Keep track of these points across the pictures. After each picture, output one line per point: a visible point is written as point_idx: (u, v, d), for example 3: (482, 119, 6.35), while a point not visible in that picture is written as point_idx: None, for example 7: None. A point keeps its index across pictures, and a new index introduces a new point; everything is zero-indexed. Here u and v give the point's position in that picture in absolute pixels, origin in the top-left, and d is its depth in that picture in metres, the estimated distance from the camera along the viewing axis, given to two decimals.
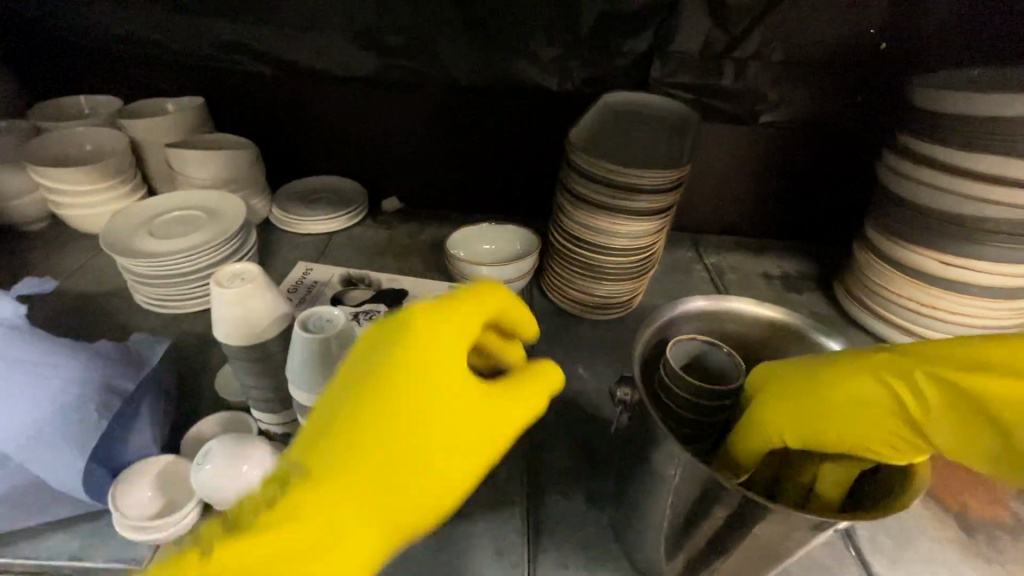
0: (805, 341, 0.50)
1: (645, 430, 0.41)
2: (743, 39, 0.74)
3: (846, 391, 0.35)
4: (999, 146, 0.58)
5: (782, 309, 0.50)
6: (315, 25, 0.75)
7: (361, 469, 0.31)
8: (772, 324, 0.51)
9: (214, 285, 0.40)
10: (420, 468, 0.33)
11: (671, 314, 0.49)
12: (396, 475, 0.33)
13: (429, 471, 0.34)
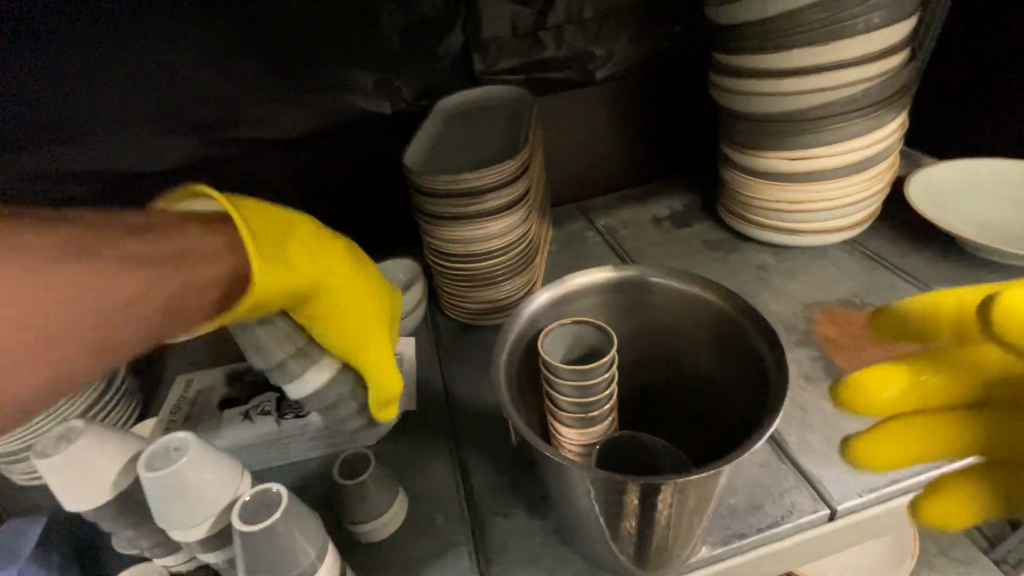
0: (670, 287, 0.51)
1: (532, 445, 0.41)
2: (548, 7, 0.74)
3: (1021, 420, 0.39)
4: (794, 40, 0.60)
5: (636, 266, 0.52)
6: (115, 128, 0.70)
7: (305, 268, 0.45)
8: (637, 282, 0.52)
9: (34, 459, 0.37)
10: (319, 260, 0.48)
11: (526, 311, 0.49)
12: (294, 257, 0.45)
13: (296, 243, 0.46)
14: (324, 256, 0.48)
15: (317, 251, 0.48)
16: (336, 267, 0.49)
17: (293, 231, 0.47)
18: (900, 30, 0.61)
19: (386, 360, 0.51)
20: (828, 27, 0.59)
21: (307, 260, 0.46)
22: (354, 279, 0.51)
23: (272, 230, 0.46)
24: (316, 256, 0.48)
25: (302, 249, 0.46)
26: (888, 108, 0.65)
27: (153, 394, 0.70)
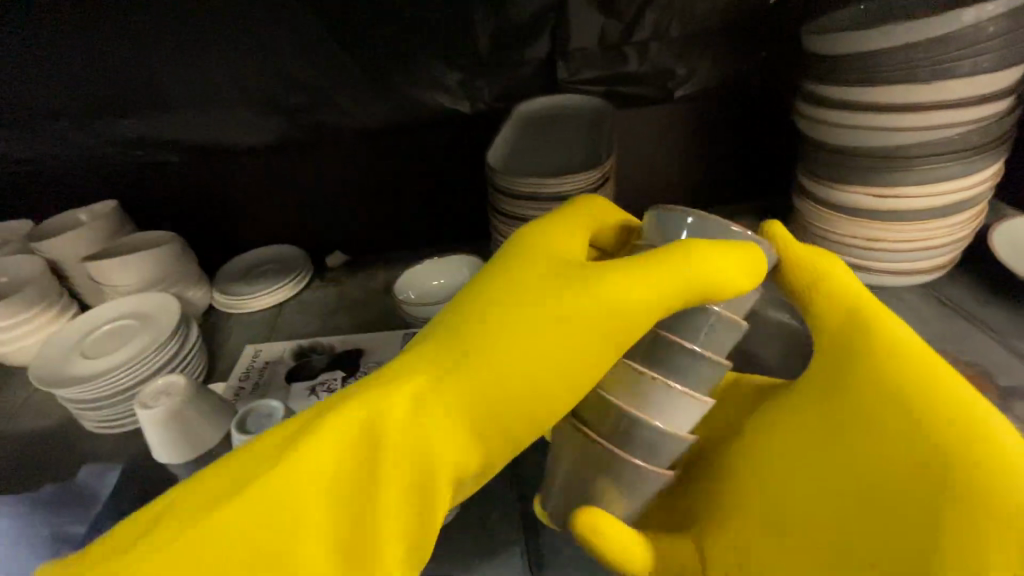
0: None
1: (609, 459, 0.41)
2: (637, 22, 0.74)
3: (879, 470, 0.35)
4: (892, 76, 0.59)
5: None
6: (213, 103, 0.74)
7: (415, 444, 0.35)
8: None
9: (139, 408, 0.40)
10: (540, 376, 0.36)
11: None
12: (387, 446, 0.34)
13: (490, 324, 0.37)
14: (525, 279, 0.40)
15: (519, 290, 0.39)
16: (583, 304, 0.37)
17: (495, 300, 0.39)
18: (1008, 76, 0.59)
19: (705, 265, 0.36)
20: (932, 66, 0.58)
21: (556, 347, 0.36)
22: (606, 284, 0.37)
23: (378, 407, 0.35)
24: (532, 303, 0.38)
25: (509, 331, 0.37)
26: (982, 155, 0.63)
27: (217, 359, 0.73)
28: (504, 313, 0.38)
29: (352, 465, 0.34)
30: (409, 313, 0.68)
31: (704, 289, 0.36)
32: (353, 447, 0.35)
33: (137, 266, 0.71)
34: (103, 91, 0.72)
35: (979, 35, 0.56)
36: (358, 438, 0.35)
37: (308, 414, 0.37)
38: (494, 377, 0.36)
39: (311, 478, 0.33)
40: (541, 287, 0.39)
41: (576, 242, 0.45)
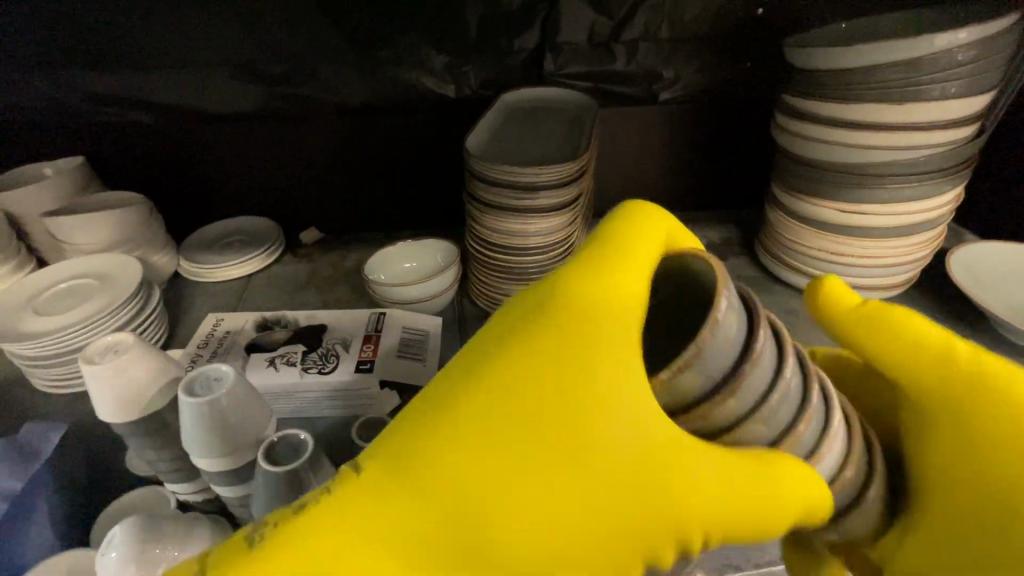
0: None
1: None
2: (627, 21, 0.75)
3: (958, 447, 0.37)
4: (865, 95, 0.61)
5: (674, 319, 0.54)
6: (190, 64, 0.72)
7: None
8: None
9: (82, 364, 0.39)
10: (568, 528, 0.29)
11: None
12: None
13: (489, 414, 0.30)
14: (532, 394, 0.30)
15: (524, 379, 0.31)
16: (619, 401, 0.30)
17: (486, 392, 0.31)
18: (973, 105, 0.61)
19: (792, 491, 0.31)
20: (904, 88, 0.59)
21: (594, 485, 0.29)
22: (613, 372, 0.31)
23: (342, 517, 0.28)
24: (539, 401, 0.30)
25: (455, 484, 0.29)
26: (944, 179, 0.66)
27: (179, 326, 0.72)
28: (471, 438, 0.29)
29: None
30: (377, 292, 0.68)
31: (816, 496, 0.32)
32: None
33: (99, 225, 0.69)
34: (68, 43, 0.69)
35: (950, 61, 0.58)
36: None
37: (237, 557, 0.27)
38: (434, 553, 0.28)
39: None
40: (548, 376, 0.31)
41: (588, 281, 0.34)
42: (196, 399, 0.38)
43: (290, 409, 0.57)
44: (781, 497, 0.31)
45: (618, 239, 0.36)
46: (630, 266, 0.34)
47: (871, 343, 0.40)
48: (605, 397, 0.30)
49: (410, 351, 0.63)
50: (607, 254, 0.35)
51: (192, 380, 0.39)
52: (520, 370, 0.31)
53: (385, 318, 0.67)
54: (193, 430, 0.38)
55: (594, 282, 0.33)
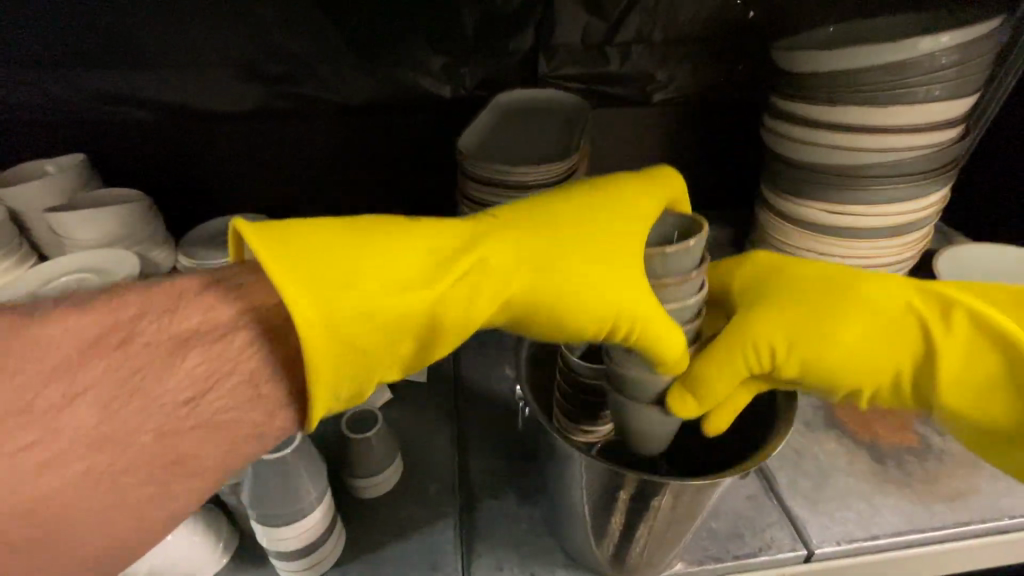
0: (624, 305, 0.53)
1: (553, 447, 0.44)
2: (621, 23, 0.76)
3: (890, 352, 0.45)
4: (852, 97, 0.62)
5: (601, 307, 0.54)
6: (191, 63, 0.74)
7: (394, 300, 0.36)
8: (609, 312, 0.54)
9: None
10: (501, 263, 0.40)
11: None
12: (358, 313, 0.35)
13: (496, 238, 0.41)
14: (529, 240, 0.41)
15: (551, 219, 0.43)
16: (601, 246, 0.42)
17: (514, 224, 0.42)
18: (958, 108, 0.62)
19: (649, 317, 0.41)
20: (890, 91, 0.60)
21: (556, 233, 0.42)
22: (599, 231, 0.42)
23: (376, 249, 0.37)
24: (546, 229, 0.42)
25: (465, 261, 0.39)
26: (930, 180, 0.67)
27: None
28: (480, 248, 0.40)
29: (340, 325, 0.34)
30: None
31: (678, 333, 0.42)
32: (321, 291, 0.34)
33: (99, 221, 0.70)
34: (70, 41, 0.70)
35: (935, 64, 0.59)
36: (344, 225, 0.38)
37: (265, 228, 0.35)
38: (457, 309, 0.38)
39: (300, 259, 0.35)
40: (529, 225, 0.42)
41: (616, 208, 0.44)
42: None
43: None
44: (668, 330, 0.42)
45: (626, 188, 0.45)
46: (629, 215, 0.44)
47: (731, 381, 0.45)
48: (604, 238, 0.42)
49: None
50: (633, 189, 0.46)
51: None
52: (534, 215, 0.43)
53: None
54: None
55: (630, 197, 0.45)
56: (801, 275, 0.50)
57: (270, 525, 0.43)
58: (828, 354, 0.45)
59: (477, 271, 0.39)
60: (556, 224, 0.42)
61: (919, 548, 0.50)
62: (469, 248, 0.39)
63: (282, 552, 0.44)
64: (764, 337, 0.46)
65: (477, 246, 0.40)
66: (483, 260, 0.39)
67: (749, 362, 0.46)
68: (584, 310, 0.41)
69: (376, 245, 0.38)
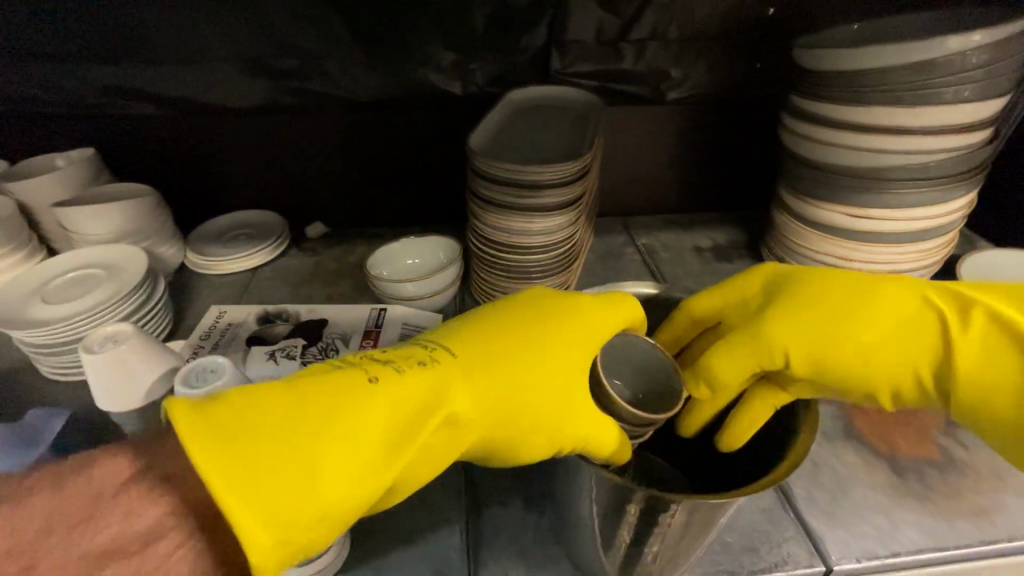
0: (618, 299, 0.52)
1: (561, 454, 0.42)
2: (636, 20, 0.74)
3: (905, 348, 0.43)
4: (876, 97, 0.60)
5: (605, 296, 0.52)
6: (199, 58, 0.73)
7: (352, 465, 0.33)
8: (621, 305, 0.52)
9: (83, 352, 0.40)
10: (460, 396, 0.38)
11: None
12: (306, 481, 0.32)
13: (450, 378, 0.39)
14: (479, 379, 0.39)
15: (505, 356, 0.42)
16: (558, 385, 0.41)
17: (467, 356, 0.41)
18: (986, 109, 0.60)
19: (594, 431, 0.41)
20: (916, 91, 0.58)
21: (511, 373, 0.40)
22: (547, 359, 0.42)
23: (318, 412, 0.34)
24: (501, 367, 0.41)
25: (419, 410, 0.36)
26: (955, 184, 0.64)
27: (185, 317, 0.73)
28: (436, 392, 0.37)
29: (294, 496, 0.31)
30: (379, 288, 0.68)
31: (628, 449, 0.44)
32: (256, 474, 0.31)
33: (107, 216, 0.70)
34: (78, 35, 0.69)
35: (964, 64, 0.57)
36: (286, 388, 0.35)
37: (185, 411, 0.32)
38: (420, 460, 0.36)
39: (246, 434, 0.32)
40: (481, 360, 0.41)
41: (569, 342, 0.44)
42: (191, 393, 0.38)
43: None
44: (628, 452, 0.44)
45: (585, 310, 0.46)
46: (577, 344, 0.44)
47: (728, 372, 0.46)
48: (559, 372, 0.42)
49: None
50: (590, 311, 0.46)
51: (193, 368, 0.40)
52: (484, 350, 0.42)
53: (386, 314, 0.67)
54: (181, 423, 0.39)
55: (584, 330, 0.45)
56: (814, 282, 0.48)
57: None
58: (847, 353, 0.43)
59: (445, 422, 0.37)
60: (508, 360, 0.41)
61: (941, 566, 0.48)
62: (418, 392, 0.37)
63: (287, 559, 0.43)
64: (781, 338, 0.44)
65: (431, 391, 0.37)
66: (440, 405, 0.37)
67: (766, 360, 0.45)
68: (545, 438, 0.40)
69: (320, 404, 0.35)
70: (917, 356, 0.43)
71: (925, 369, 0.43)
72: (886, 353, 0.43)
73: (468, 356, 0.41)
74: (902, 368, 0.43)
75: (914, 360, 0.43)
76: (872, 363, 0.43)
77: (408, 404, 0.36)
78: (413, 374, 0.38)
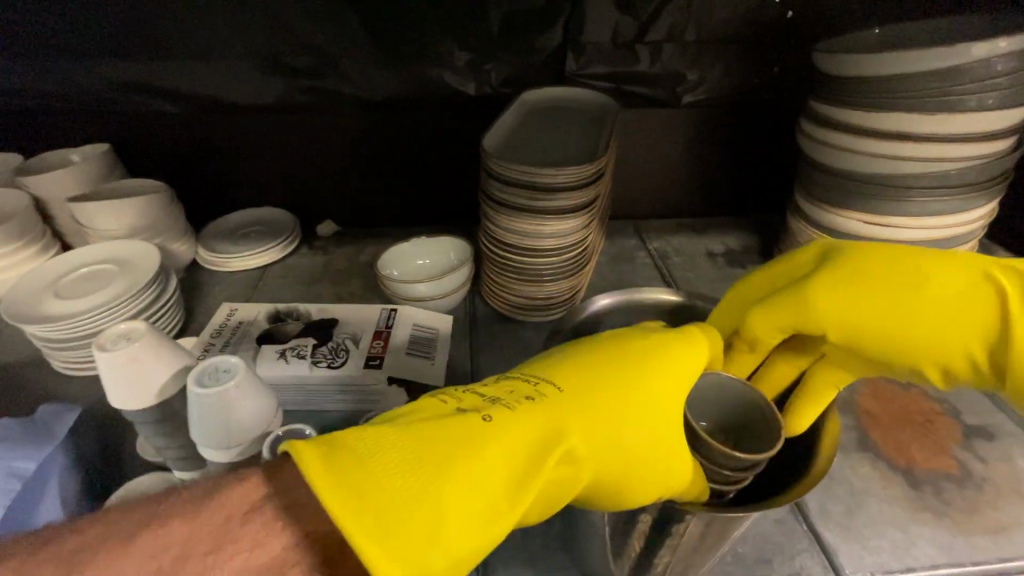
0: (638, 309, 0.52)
1: None
2: (652, 22, 0.73)
3: (961, 326, 0.39)
4: (898, 103, 0.59)
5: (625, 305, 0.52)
6: (214, 55, 0.73)
7: (472, 537, 0.29)
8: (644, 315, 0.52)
9: (95, 349, 0.40)
10: (570, 446, 0.34)
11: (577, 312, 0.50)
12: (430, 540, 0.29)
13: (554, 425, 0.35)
14: (583, 421, 0.36)
15: (602, 398, 0.37)
16: (661, 427, 0.37)
17: (563, 398, 0.37)
18: (1011, 118, 0.59)
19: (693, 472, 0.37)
20: (939, 97, 0.57)
21: (609, 417, 0.36)
22: (651, 396, 0.38)
23: (447, 467, 0.31)
24: (597, 405, 0.37)
25: (536, 463, 0.33)
26: (976, 193, 0.63)
27: (196, 314, 0.73)
28: (541, 437, 0.34)
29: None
30: (390, 289, 0.68)
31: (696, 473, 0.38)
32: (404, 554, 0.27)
33: (121, 212, 0.70)
34: (95, 31, 0.70)
35: (989, 71, 0.56)
36: (407, 443, 0.31)
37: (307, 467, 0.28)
38: (535, 509, 0.33)
39: (368, 489, 0.28)
40: (581, 400, 0.37)
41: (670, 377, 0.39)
42: (205, 392, 0.38)
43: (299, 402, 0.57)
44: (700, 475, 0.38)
45: (658, 344, 0.41)
46: (672, 380, 0.39)
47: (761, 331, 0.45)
48: (658, 407, 0.38)
49: (420, 349, 0.63)
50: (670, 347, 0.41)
51: (209, 365, 0.40)
52: (581, 396, 0.37)
53: (397, 314, 0.67)
54: (193, 422, 0.39)
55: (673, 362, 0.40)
56: (870, 254, 0.45)
57: None
58: (885, 325, 0.41)
59: (564, 457, 0.34)
60: (611, 398, 0.37)
61: None
62: (540, 438, 0.34)
63: None
64: (822, 308, 0.43)
65: (545, 440, 0.34)
66: (555, 454, 0.34)
67: (806, 326, 0.43)
68: (652, 483, 0.36)
69: (450, 460, 0.31)
70: (977, 334, 0.39)
71: (981, 348, 0.39)
72: (936, 329, 0.40)
73: (567, 399, 0.37)
74: (955, 346, 0.40)
75: (969, 338, 0.39)
76: (916, 339, 0.40)
77: (527, 456, 0.33)
78: (524, 422, 0.34)
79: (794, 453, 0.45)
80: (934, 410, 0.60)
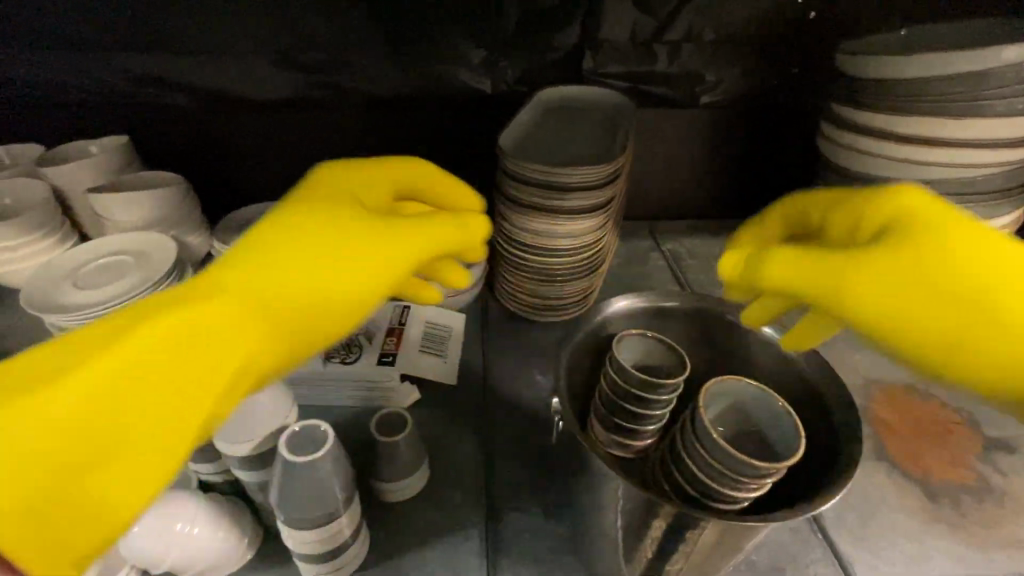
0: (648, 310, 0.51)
1: (586, 465, 0.41)
2: (671, 22, 0.72)
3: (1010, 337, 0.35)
4: (923, 107, 0.58)
5: (635, 306, 0.50)
6: (230, 49, 0.73)
7: (159, 393, 0.31)
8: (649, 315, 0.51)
9: None
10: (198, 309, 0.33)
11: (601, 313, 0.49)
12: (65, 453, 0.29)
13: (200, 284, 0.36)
14: (244, 273, 0.37)
15: (256, 248, 0.38)
16: (289, 265, 0.37)
17: (208, 279, 0.36)
18: None
19: (373, 264, 0.39)
20: (966, 102, 0.56)
21: (244, 273, 0.36)
22: (278, 229, 0.39)
23: (115, 341, 0.31)
24: (230, 282, 0.36)
25: (190, 325, 0.33)
26: (1001, 199, 0.62)
27: None
28: (187, 297, 0.34)
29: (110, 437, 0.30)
30: None
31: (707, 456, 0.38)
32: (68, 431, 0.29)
33: (138, 203, 0.70)
34: (114, 24, 0.70)
35: (1020, 76, 0.54)
36: (59, 347, 0.32)
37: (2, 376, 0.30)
38: (204, 355, 0.33)
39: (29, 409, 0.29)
40: (224, 265, 0.37)
41: (280, 240, 0.39)
42: None
43: (311, 397, 0.57)
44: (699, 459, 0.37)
45: (287, 220, 0.40)
46: (294, 248, 0.38)
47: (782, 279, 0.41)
48: (269, 275, 0.37)
49: (431, 347, 0.63)
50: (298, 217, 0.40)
51: None
52: (248, 248, 0.38)
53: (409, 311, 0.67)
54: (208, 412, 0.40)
55: (277, 245, 0.38)
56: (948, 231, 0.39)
57: (297, 531, 0.41)
58: (908, 303, 0.37)
59: (177, 319, 0.33)
60: (251, 249, 0.38)
61: None
62: (158, 322, 0.32)
63: (308, 557, 0.43)
64: (861, 281, 0.38)
65: (134, 316, 0.33)
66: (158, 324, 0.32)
67: (828, 298, 0.39)
68: (297, 307, 0.36)
69: (117, 340, 0.31)
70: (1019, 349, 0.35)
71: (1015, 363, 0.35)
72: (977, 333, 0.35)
73: (241, 253, 0.38)
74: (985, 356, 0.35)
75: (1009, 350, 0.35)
76: (956, 338, 0.36)
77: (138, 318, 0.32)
78: (169, 299, 0.34)
79: (811, 461, 0.45)
80: (952, 420, 0.60)
